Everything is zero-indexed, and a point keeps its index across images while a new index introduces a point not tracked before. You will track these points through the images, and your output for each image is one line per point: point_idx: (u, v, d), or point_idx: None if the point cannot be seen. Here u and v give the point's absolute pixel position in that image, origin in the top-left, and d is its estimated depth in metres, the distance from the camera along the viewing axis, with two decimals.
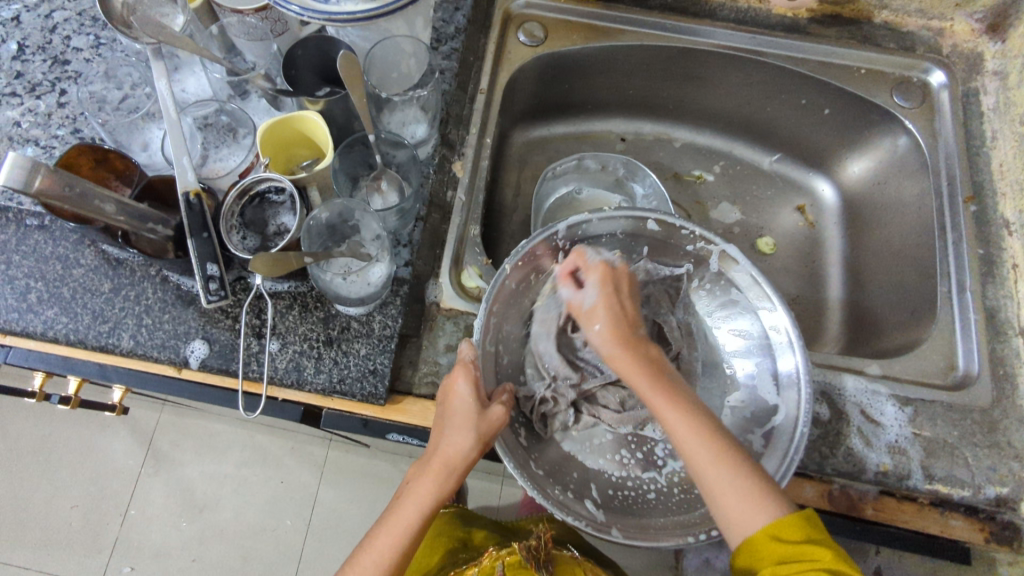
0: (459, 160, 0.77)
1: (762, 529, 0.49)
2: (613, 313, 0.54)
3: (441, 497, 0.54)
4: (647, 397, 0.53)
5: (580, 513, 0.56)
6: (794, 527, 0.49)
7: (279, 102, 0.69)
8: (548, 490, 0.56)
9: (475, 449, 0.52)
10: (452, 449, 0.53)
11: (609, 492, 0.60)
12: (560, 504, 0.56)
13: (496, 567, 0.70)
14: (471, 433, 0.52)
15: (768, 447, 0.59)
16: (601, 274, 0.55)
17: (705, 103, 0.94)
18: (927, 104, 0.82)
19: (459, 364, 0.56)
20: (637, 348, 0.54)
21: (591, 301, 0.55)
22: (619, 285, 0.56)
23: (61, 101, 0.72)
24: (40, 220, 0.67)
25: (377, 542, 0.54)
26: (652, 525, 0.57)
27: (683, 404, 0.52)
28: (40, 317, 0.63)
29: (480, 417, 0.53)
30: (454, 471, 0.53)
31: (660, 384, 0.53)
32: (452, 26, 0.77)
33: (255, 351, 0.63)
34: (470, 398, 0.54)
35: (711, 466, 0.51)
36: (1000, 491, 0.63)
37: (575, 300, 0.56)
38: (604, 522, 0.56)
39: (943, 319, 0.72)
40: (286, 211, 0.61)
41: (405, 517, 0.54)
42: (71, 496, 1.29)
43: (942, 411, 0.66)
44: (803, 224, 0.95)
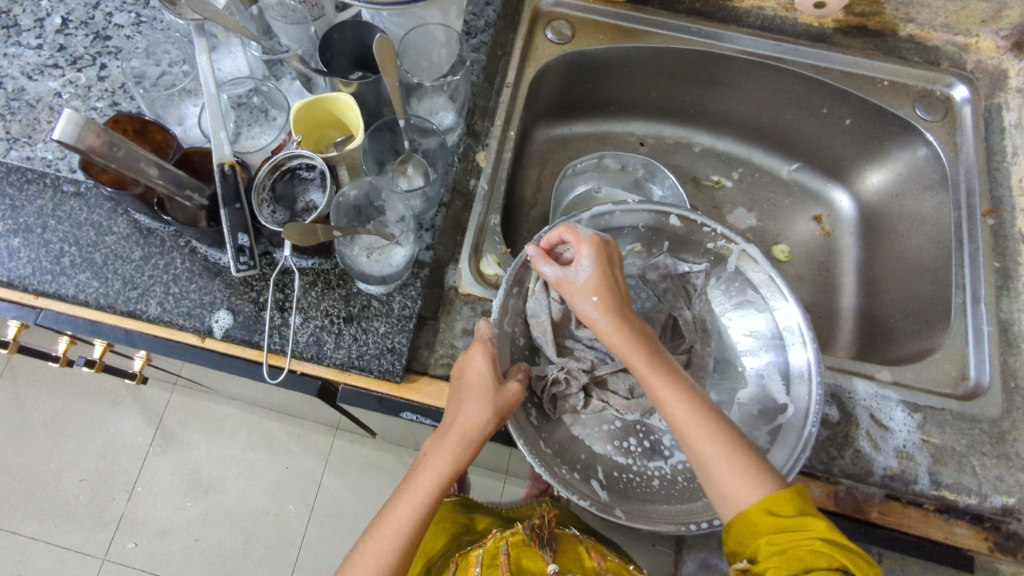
0: (483, 151, 0.78)
1: (754, 504, 0.50)
2: (605, 288, 0.57)
3: (457, 469, 0.56)
4: (639, 370, 0.55)
5: (586, 493, 0.57)
6: (787, 502, 0.49)
7: (311, 84, 0.71)
8: (556, 469, 0.58)
9: (491, 421, 0.54)
10: (469, 422, 0.55)
11: (615, 475, 0.62)
12: (566, 482, 0.57)
13: (501, 546, 0.70)
14: (489, 406, 0.54)
15: (776, 441, 0.60)
16: (593, 247, 0.57)
17: (728, 108, 0.95)
18: (949, 118, 0.83)
19: (477, 340, 0.58)
20: (629, 322, 0.57)
21: (583, 277, 0.57)
22: (608, 258, 0.58)
23: (101, 75, 0.75)
24: (76, 187, 0.69)
25: (395, 513, 0.55)
26: (654, 511, 0.58)
27: (672, 379, 0.55)
28: (72, 281, 0.65)
29: (496, 390, 0.55)
30: (470, 443, 0.55)
31: (650, 358, 0.55)
32: (482, 20, 0.79)
33: (278, 324, 0.64)
34: (487, 373, 0.56)
35: (703, 439, 0.52)
36: (1006, 500, 0.64)
37: (565, 276, 0.57)
38: (608, 503, 0.58)
39: (957, 329, 0.72)
40: (314, 188, 0.63)
41: (423, 488, 0.56)
42: (81, 469, 1.31)
43: (951, 419, 0.67)
44: (819, 232, 0.96)
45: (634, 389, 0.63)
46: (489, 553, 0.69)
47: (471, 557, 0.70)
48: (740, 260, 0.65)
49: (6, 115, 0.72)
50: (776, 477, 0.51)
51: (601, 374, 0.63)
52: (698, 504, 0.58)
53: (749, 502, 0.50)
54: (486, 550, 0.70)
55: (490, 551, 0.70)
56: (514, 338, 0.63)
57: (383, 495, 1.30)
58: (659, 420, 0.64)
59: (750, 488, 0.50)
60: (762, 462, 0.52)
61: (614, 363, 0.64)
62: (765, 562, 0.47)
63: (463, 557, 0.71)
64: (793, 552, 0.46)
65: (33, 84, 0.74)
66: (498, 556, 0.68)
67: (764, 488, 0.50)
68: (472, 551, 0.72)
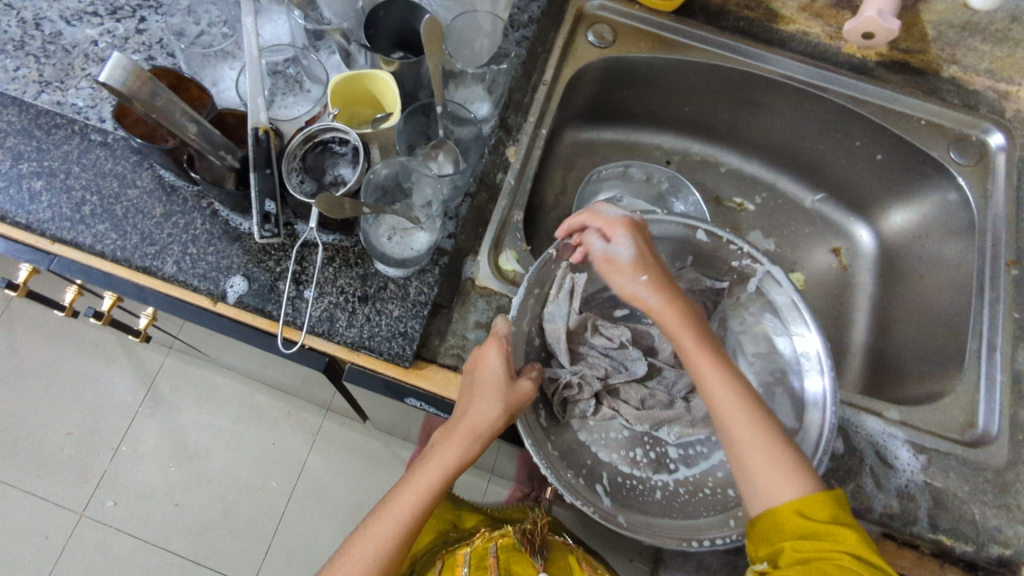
0: (513, 145, 0.77)
1: (786, 504, 0.49)
2: (647, 264, 0.57)
3: (461, 465, 0.55)
4: (686, 350, 0.56)
5: (590, 500, 0.57)
6: (822, 506, 0.49)
7: (350, 60, 0.70)
8: (561, 473, 0.57)
9: (501, 418, 0.54)
10: (478, 417, 0.54)
11: (618, 481, 0.62)
12: (570, 487, 0.56)
13: (490, 548, 0.70)
14: (500, 403, 0.54)
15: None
16: (627, 228, 0.58)
17: (759, 132, 0.95)
18: (983, 164, 0.82)
19: (493, 337, 0.57)
20: (678, 301, 0.57)
21: (625, 255, 0.57)
22: (642, 236, 0.59)
23: (139, 28, 0.74)
24: (104, 137, 0.69)
25: (399, 501, 0.55)
26: (656, 524, 0.57)
27: (718, 364, 0.56)
28: (90, 230, 0.65)
29: (509, 387, 0.55)
30: (478, 438, 0.55)
31: (699, 339, 0.56)
32: (526, 15, 0.79)
33: (293, 297, 0.64)
34: (500, 369, 0.55)
35: (740, 425, 0.53)
36: (1004, 552, 0.63)
37: (609, 255, 0.57)
38: (610, 510, 0.57)
39: (970, 375, 0.72)
40: (345, 163, 0.62)
41: (428, 479, 0.55)
42: (68, 423, 1.30)
43: (955, 464, 0.67)
44: (836, 265, 0.96)
45: (644, 401, 0.64)
46: (478, 554, 0.70)
47: (458, 554, 0.70)
48: (763, 279, 0.65)
49: (41, 58, 0.71)
50: (815, 481, 0.50)
51: (614, 382, 0.64)
52: (700, 522, 0.58)
53: (780, 497, 0.50)
54: (474, 550, 0.70)
55: (479, 551, 0.70)
56: (531, 336, 0.63)
57: (368, 481, 1.30)
58: (667, 433, 0.64)
59: (784, 485, 0.50)
60: (801, 461, 0.52)
61: (627, 374, 0.65)
62: (786, 569, 0.47)
63: (449, 554, 0.71)
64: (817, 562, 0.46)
65: (70, 29, 0.73)
66: (487, 558, 0.69)
67: (800, 488, 0.50)
68: (459, 549, 0.72)
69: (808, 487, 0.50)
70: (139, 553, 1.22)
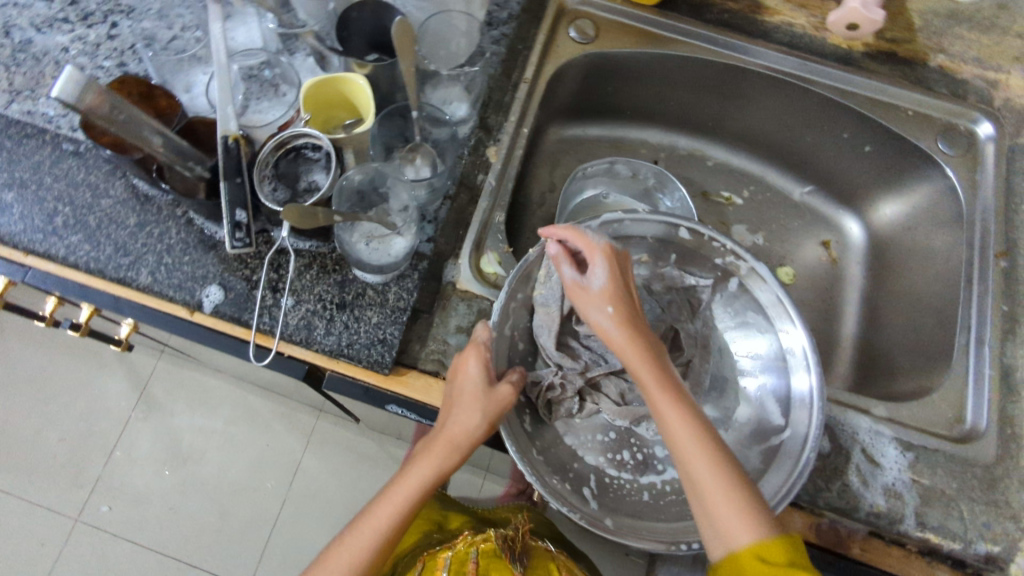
0: (494, 146, 0.75)
1: (745, 547, 0.48)
2: (619, 299, 0.56)
3: (437, 480, 0.55)
4: (648, 386, 0.53)
5: (577, 506, 0.57)
6: (779, 551, 0.47)
7: (324, 62, 0.69)
8: (547, 479, 0.57)
9: (480, 428, 0.53)
10: (457, 428, 0.54)
11: (605, 482, 0.62)
12: (557, 493, 0.56)
13: (471, 553, 0.73)
14: (478, 413, 0.53)
15: (769, 468, 0.59)
16: (606, 256, 0.57)
17: (746, 124, 0.93)
18: (971, 154, 0.81)
19: (472, 344, 0.57)
20: (642, 336, 0.56)
21: (599, 285, 0.56)
22: (621, 266, 0.58)
23: (111, 33, 0.73)
24: (76, 147, 0.68)
25: (377, 511, 0.55)
26: (645, 527, 0.57)
27: (680, 404, 0.53)
28: (63, 242, 0.64)
29: (487, 396, 0.54)
30: (457, 448, 0.54)
31: (661, 380, 0.54)
32: (505, 12, 0.80)
33: (269, 305, 0.64)
34: (478, 378, 0.55)
35: (703, 471, 0.50)
36: (991, 548, 0.63)
37: (579, 283, 0.57)
38: (597, 514, 0.57)
39: (958, 369, 0.71)
40: (318, 169, 0.62)
41: (407, 488, 0.55)
42: (61, 428, 1.30)
43: (943, 461, 0.66)
44: (825, 258, 0.95)
45: (625, 395, 0.63)
46: (459, 559, 0.73)
47: (439, 558, 0.73)
48: (745, 278, 0.64)
49: (11, 66, 0.70)
50: (771, 524, 0.49)
51: (595, 376, 0.63)
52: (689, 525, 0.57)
53: (740, 544, 0.48)
54: (455, 554, 0.73)
55: (460, 556, 0.73)
56: (515, 342, 0.63)
57: (363, 481, 1.30)
58: (646, 429, 0.65)
59: (744, 529, 0.48)
60: (761, 506, 0.50)
61: (607, 365, 0.63)
62: None
63: (431, 557, 0.74)
64: None
65: (41, 37, 0.72)
66: (467, 564, 0.72)
67: (757, 531, 0.48)
68: (441, 553, 0.73)
69: (765, 530, 0.48)
70: (137, 556, 1.23)
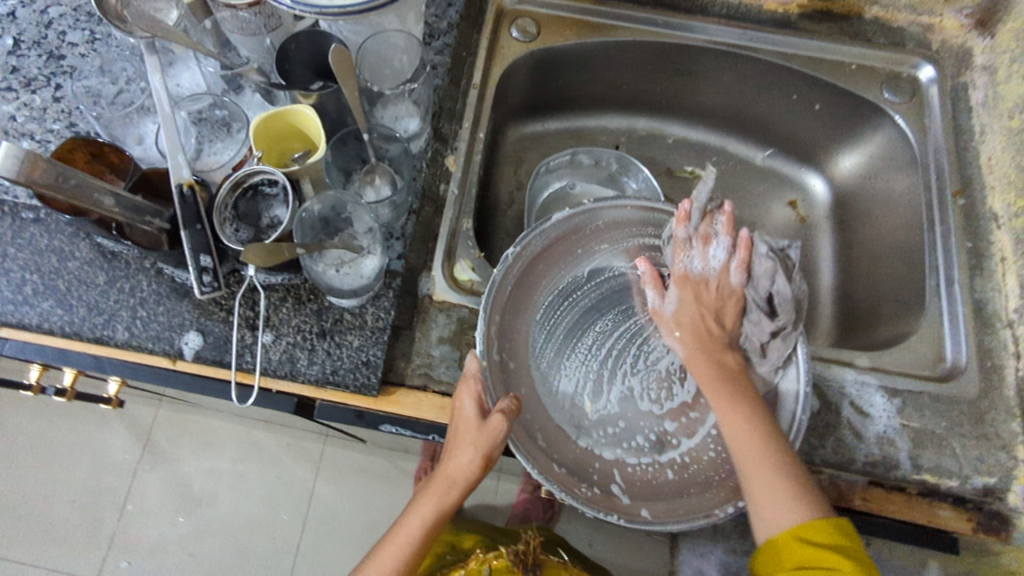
0: (452, 154, 0.77)
1: (785, 533, 0.54)
2: (686, 321, 0.63)
3: (444, 508, 0.59)
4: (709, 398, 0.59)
5: (609, 505, 0.59)
6: (820, 531, 0.54)
7: (271, 96, 0.69)
8: (576, 490, 0.60)
9: (475, 463, 0.56)
10: (454, 463, 0.57)
11: (631, 475, 0.62)
12: (588, 501, 0.59)
13: (485, 570, 0.81)
14: (472, 449, 0.56)
15: (769, 416, 0.61)
16: (680, 283, 0.64)
17: (699, 98, 0.94)
18: (916, 100, 0.83)
19: (465, 379, 0.59)
20: (709, 356, 0.61)
21: (670, 311, 0.64)
22: (696, 285, 0.64)
23: (56, 95, 0.73)
24: (36, 213, 0.68)
25: (396, 537, 0.60)
26: (675, 505, 0.60)
27: (743, 404, 0.58)
28: (36, 309, 0.64)
29: (479, 430, 0.56)
30: (458, 480, 0.58)
31: (725, 389, 0.59)
32: (445, 22, 0.78)
33: (249, 343, 0.64)
34: (472, 416, 0.57)
35: (758, 469, 0.55)
36: (987, 481, 0.65)
37: (657, 309, 0.65)
38: (631, 507, 0.60)
39: (932, 310, 0.73)
40: (278, 204, 0.62)
41: (419, 517, 0.60)
42: (68, 492, 1.30)
43: (930, 402, 0.67)
44: (794, 218, 0.96)
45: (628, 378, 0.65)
46: (474, 575, 0.80)
47: (456, 573, 0.81)
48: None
49: None
50: (817, 505, 0.55)
51: None
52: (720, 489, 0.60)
53: (782, 530, 0.54)
54: (470, 570, 0.81)
55: (474, 572, 0.80)
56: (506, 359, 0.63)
57: (376, 501, 1.30)
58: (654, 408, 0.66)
59: (786, 519, 0.54)
60: (802, 489, 0.55)
61: None
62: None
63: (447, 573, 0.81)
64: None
65: None
66: None
67: (796, 515, 0.54)
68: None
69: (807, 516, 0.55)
70: None
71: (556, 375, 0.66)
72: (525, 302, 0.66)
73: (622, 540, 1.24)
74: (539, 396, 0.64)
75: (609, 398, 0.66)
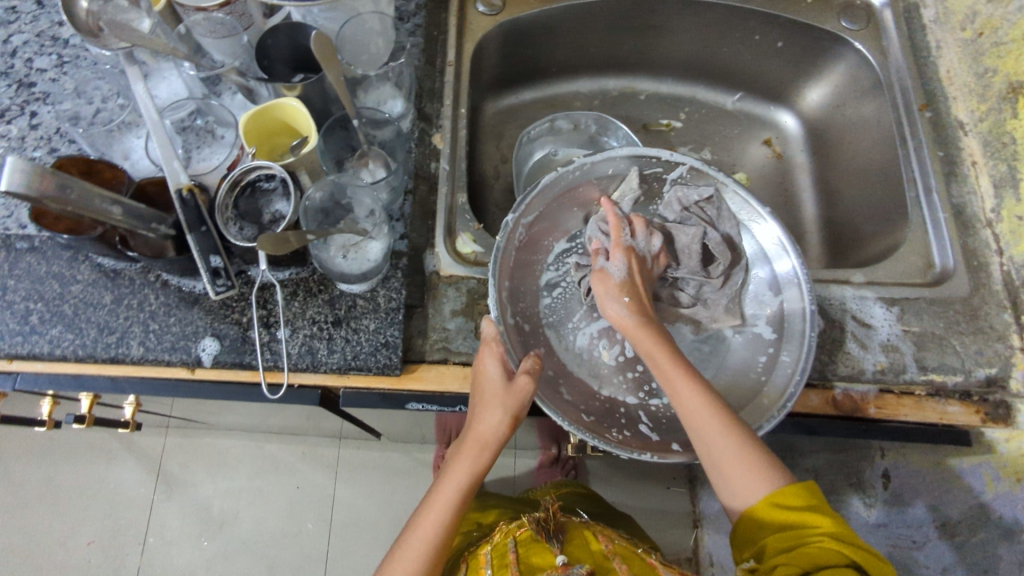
0: (438, 132, 0.78)
1: (761, 500, 0.54)
2: (632, 290, 0.60)
3: (475, 477, 0.60)
4: (662, 367, 0.57)
5: (643, 445, 0.61)
6: (795, 495, 0.53)
7: (253, 95, 0.70)
8: (610, 435, 0.61)
9: (505, 423, 0.57)
10: (484, 427, 0.58)
11: (657, 413, 0.65)
12: (622, 443, 0.60)
13: (509, 543, 0.74)
14: (500, 409, 0.57)
15: (781, 343, 0.63)
16: (626, 251, 0.61)
17: (666, 52, 0.96)
18: (873, 25, 0.86)
19: (485, 342, 0.60)
20: (656, 325, 0.59)
21: (619, 275, 0.60)
22: (638, 261, 0.61)
23: (33, 123, 0.72)
24: (30, 242, 0.67)
25: (423, 522, 0.59)
26: None
27: (692, 378, 0.57)
28: (44, 337, 0.64)
29: (506, 392, 0.57)
30: (487, 445, 0.59)
31: (674, 357, 0.57)
32: (413, 4, 0.79)
33: (267, 341, 0.64)
34: (498, 377, 0.59)
35: (716, 434, 0.55)
36: (989, 372, 0.68)
37: (600, 273, 0.61)
38: (663, 443, 0.62)
39: (916, 221, 0.76)
40: (278, 198, 0.63)
41: (447, 494, 0.59)
42: (87, 532, 1.28)
43: (926, 306, 0.71)
44: (771, 155, 0.99)
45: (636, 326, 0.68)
46: (499, 551, 0.74)
47: (480, 555, 0.74)
48: (689, 179, 0.68)
49: None
50: (784, 475, 0.55)
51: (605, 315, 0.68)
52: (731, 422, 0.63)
53: (757, 501, 0.54)
54: (495, 548, 0.74)
55: (499, 548, 0.74)
56: (521, 324, 0.65)
57: (399, 495, 1.32)
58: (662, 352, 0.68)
59: (759, 487, 0.54)
60: (771, 457, 0.55)
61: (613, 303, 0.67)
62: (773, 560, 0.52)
63: (472, 557, 0.75)
64: (802, 550, 0.51)
65: None
66: (507, 554, 0.72)
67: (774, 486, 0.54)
68: (480, 550, 0.76)
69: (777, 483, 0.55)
70: None
71: (571, 330, 0.68)
72: (528, 265, 0.68)
73: (644, 494, 1.28)
74: (556, 350, 0.67)
75: (624, 345, 0.68)
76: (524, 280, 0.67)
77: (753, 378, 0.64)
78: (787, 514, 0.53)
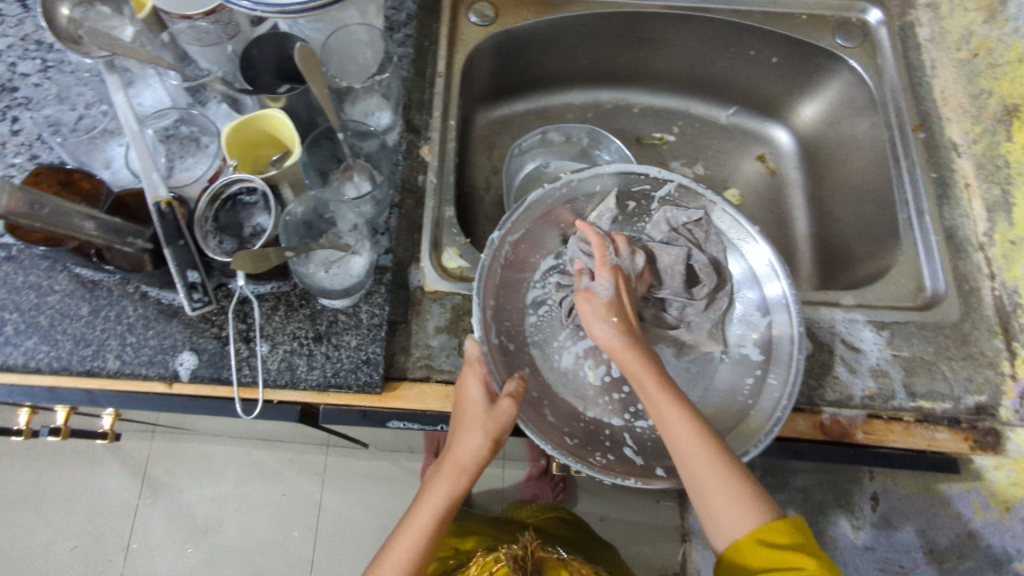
0: (426, 144, 0.76)
1: (746, 534, 0.53)
2: (619, 309, 0.58)
3: (452, 501, 0.58)
4: (650, 393, 0.55)
5: (626, 471, 0.60)
6: (782, 532, 0.52)
7: (239, 105, 0.68)
8: (593, 460, 0.60)
9: (485, 446, 0.56)
10: (463, 449, 0.56)
11: (642, 436, 0.64)
12: (605, 469, 0.59)
13: None
14: (480, 432, 0.56)
15: (768, 365, 0.63)
16: (613, 270, 0.59)
17: (660, 65, 0.95)
18: (868, 43, 0.86)
19: (467, 363, 0.59)
20: (643, 346, 0.57)
21: (606, 294, 0.58)
22: (624, 281, 0.60)
23: (14, 128, 0.71)
24: (8, 250, 0.66)
25: (398, 546, 0.57)
26: None
27: (679, 403, 0.55)
28: (19, 348, 0.63)
29: (489, 414, 0.56)
30: (466, 469, 0.57)
31: (661, 381, 0.55)
32: (403, 12, 0.78)
33: (246, 356, 0.63)
34: (479, 398, 0.57)
35: (703, 461, 0.54)
36: (978, 399, 0.68)
37: (586, 292, 0.59)
38: (647, 468, 0.61)
39: (908, 244, 0.75)
40: (259, 211, 0.62)
41: (422, 518, 0.57)
42: (69, 537, 1.27)
43: (916, 330, 0.70)
44: (765, 171, 0.98)
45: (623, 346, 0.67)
46: None
47: None
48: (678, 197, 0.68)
49: None
50: (770, 508, 0.54)
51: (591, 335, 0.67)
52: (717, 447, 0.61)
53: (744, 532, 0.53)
54: None
55: None
56: (504, 344, 0.64)
57: (386, 504, 1.30)
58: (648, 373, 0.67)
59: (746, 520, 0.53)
60: (757, 487, 0.55)
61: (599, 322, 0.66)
62: None
63: None
64: None
65: None
66: None
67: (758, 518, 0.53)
68: None
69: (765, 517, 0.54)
70: None
71: (556, 349, 0.67)
72: (514, 283, 0.67)
73: (632, 508, 1.27)
74: (541, 370, 0.66)
75: (610, 366, 0.67)
76: (509, 298, 0.66)
77: (739, 402, 0.63)
78: (772, 553, 0.52)
